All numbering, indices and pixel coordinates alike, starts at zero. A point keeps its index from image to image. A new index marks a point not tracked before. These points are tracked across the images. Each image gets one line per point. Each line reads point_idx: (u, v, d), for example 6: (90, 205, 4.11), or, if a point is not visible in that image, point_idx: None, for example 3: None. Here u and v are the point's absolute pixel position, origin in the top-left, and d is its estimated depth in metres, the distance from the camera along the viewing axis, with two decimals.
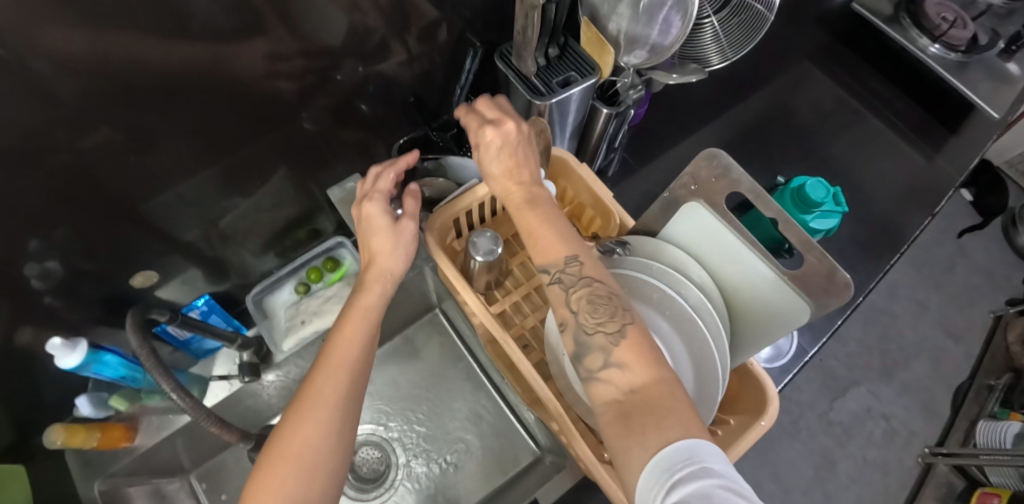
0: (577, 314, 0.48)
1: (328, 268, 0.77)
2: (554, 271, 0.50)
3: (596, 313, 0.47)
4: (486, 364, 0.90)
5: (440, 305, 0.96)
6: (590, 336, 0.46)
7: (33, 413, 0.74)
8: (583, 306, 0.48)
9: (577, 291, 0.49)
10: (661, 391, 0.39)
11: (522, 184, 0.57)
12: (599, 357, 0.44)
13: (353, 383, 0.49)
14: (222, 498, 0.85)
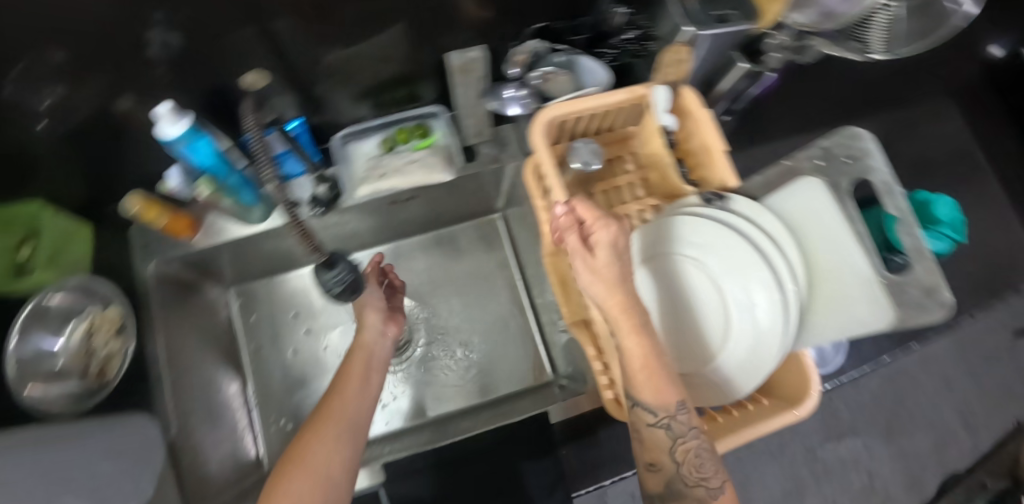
0: (680, 466, 0.55)
1: (416, 133, 0.76)
2: (663, 414, 0.54)
3: (701, 468, 0.54)
4: (529, 282, 0.91)
5: (502, 212, 0.95)
6: (688, 486, 0.54)
7: (107, 179, 0.76)
8: (689, 459, 0.55)
9: (684, 441, 0.55)
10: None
11: (626, 300, 0.55)
12: (691, 499, 0.54)
13: (351, 413, 0.61)
14: (252, 318, 0.92)
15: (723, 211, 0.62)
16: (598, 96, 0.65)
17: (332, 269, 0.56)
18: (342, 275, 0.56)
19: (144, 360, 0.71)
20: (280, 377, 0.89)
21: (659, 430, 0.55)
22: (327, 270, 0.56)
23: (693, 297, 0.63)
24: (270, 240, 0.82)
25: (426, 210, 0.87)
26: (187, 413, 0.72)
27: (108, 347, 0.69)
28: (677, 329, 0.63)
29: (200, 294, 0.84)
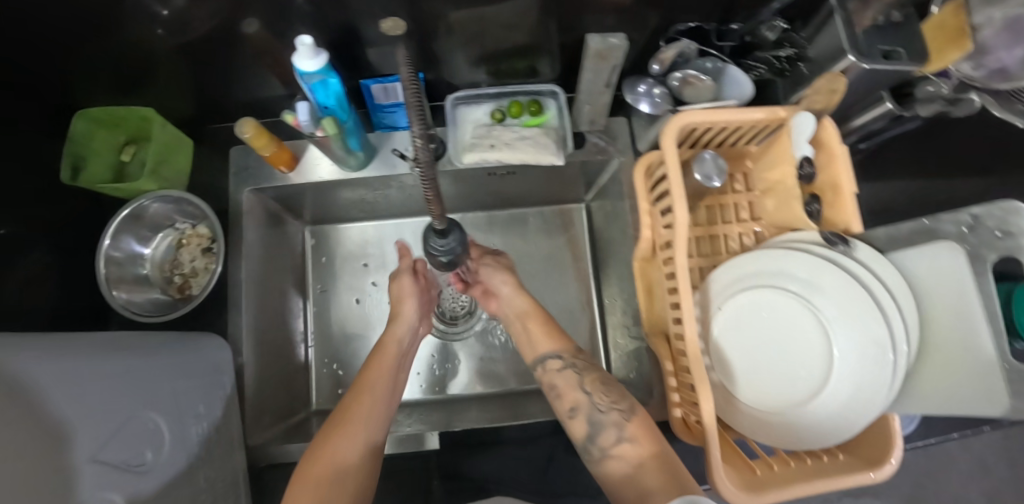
0: (590, 395, 0.62)
1: (531, 109, 0.74)
2: (566, 356, 0.67)
3: (607, 393, 0.62)
4: (602, 279, 0.89)
5: (587, 203, 0.93)
6: (603, 415, 0.60)
7: (207, 104, 0.74)
8: (595, 387, 0.63)
9: (590, 374, 0.65)
10: (667, 462, 0.54)
11: (534, 304, 0.75)
12: (612, 434, 0.58)
13: (382, 387, 0.64)
14: (323, 259, 0.91)
15: (845, 258, 0.59)
16: (735, 109, 0.63)
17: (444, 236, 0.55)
18: (451, 243, 0.55)
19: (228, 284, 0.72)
20: (340, 324, 0.88)
21: (567, 371, 0.66)
22: (438, 236, 0.55)
23: (792, 337, 0.61)
24: (361, 189, 0.81)
25: (514, 187, 0.86)
26: (257, 342, 0.73)
27: (192, 257, 0.72)
28: (768, 365, 0.61)
29: (280, 226, 0.84)
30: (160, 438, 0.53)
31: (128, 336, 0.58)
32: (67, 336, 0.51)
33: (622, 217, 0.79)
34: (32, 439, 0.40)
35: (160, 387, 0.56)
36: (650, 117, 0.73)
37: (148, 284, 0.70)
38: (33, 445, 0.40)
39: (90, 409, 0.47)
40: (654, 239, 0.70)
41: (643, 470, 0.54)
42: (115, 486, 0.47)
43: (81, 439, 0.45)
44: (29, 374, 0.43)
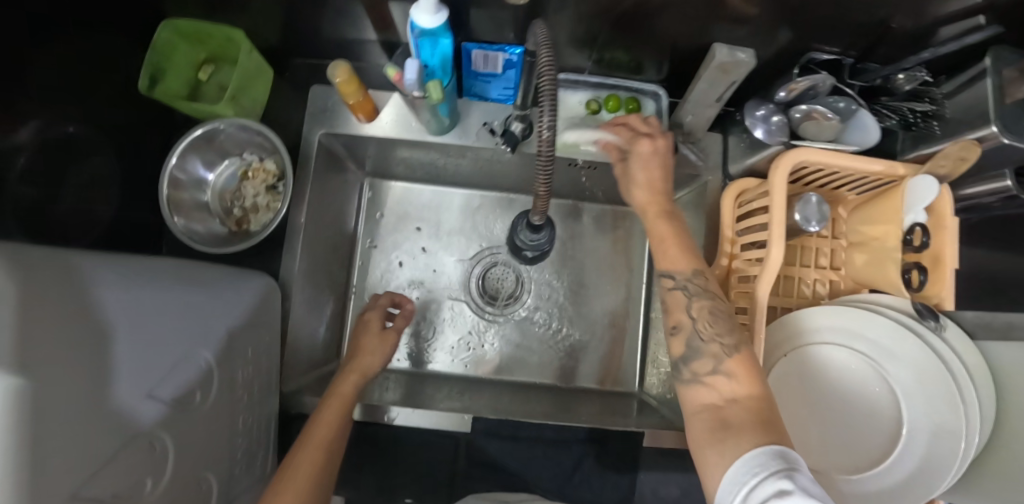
0: (695, 322, 0.53)
1: (629, 107, 0.71)
2: (680, 277, 0.55)
3: (713, 323, 0.52)
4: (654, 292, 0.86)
5: None
6: (702, 342, 0.51)
7: (294, 38, 0.70)
8: (702, 314, 0.53)
9: (699, 299, 0.54)
10: (770, 406, 0.46)
11: (659, 196, 0.60)
12: (708, 363, 0.50)
13: (325, 460, 0.53)
14: (377, 215, 0.88)
15: (935, 336, 0.56)
16: (854, 156, 0.59)
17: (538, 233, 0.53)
18: (541, 240, 0.54)
19: (287, 227, 0.70)
20: (383, 284, 0.86)
21: (679, 290, 0.55)
22: (530, 231, 0.53)
23: (853, 400, 0.60)
24: (433, 152, 0.78)
25: (587, 180, 0.82)
26: (303, 289, 0.72)
27: (255, 192, 0.70)
28: (819, 423, 0.59)
29: (342, 174, 0.81)
30: (211, 377, 0.51)
31: (188, 268, 0.56)
32: (132, 265, 0.49)
33: (695, 237, 0.76)
34: (90, 379, 0.38)
35: (217, 326, 0.53)
36: (752, 142, 0.69)
37: (208, 211, 0.69)
38: (91, 384, 0.38)
39: (149, 345, 0.44)
40: (730, 269, 0.68)
41: (736, 407, 0.47)
42: (166, 426, 0.45)
43: (138, 376, 0.43)
44: (93, 306, 0.40)
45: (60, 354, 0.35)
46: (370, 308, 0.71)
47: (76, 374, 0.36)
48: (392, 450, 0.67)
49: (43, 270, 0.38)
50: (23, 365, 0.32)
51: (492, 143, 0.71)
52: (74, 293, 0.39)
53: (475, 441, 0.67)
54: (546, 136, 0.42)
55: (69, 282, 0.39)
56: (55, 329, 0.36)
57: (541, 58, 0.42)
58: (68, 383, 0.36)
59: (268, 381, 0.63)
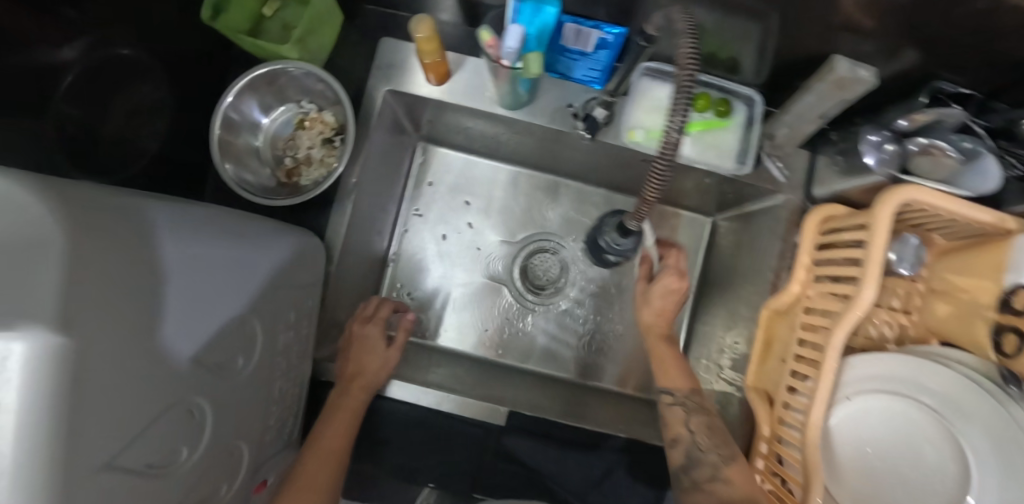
0: (692, 434, 0.57)
1: (719, 109, 0.66)
2: (678, 395, 0.61)
3: (709, 435, 0.56)
4: (704, 305, 0.83)
5: (719, 219, 0.85)
6: (701, 454, 0.55)
7: None
8: (699, 431, 0.59)
9: (694, 416, 0.60)
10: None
11: (666, 323, 0.67)
12: (707, 471, 0.54)
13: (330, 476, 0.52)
14: (426, 183, 0.84)
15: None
16: (963, 205, 0.54)
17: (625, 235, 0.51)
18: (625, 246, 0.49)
19: (340, 185, 0.65)
20: (425, 255, 0.83)
21: (676, 408, 0.60)
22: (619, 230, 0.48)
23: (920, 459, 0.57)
24: (498, 125, 0.73)
25: (654, 179, 0.78)
26: (347, 253, 0.68)
27: (310, 143, 0.65)
28: (879, 474, 0.58)
29: (398, 135, 0.76)
30: (254, 344, 0.48)
31: (241, 219, 0.52)
32: (194, 210, 0.45)
33: (762, 256, 0.72)
34: (139, 337, 0.34)
35: (267, 288, 0.50)
36: (847, 166, 0.64)
37: (259, 159, 0.65)
38: (139, 343, 0.34)
39: (201, 304, 0.40)
40: (800, 298, 0.63)
41: None
42: (205, 392, 0.41)
43: (187, 336, 0.39)
44: (152, 255, 0.36)
45: (110, 309, 0.31)
46: (364, 313, 0.64)
47: (124, 332, 0.33)
48: (421, 433, 0.64)
49: (106, 211, 0.34)
50: (72, 319, 0.28)
51: (568, 128, 0.67)
52: (136, 241, 0.35)
53: (504, 435, 0.65)
54: (672, 137, 0.37)
55: (133, 227, 0.35)
56: (109, 280, 0.32)
57: (681, 49, 0.37)
58: (112, 342, 0.31)
59: (308, 345, 0.60)
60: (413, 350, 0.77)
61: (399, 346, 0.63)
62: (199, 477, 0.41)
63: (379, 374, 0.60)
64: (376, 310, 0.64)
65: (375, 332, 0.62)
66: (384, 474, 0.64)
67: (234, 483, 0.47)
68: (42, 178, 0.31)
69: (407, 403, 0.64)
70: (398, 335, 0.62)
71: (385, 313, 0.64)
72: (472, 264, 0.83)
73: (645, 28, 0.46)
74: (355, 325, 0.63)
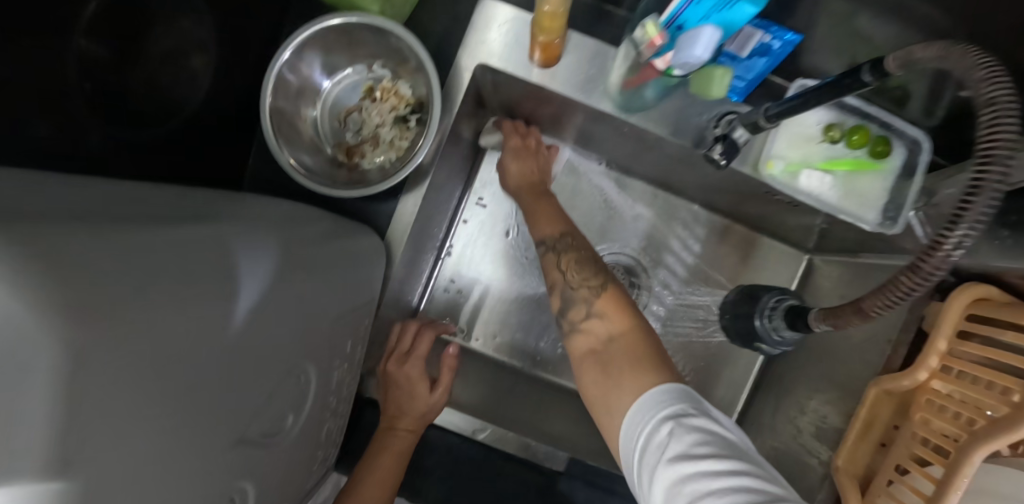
0: (567, 276, 0.54)
1: (879, 148, 0.54)
2: (551, 241, 0.58)
3: (579, 270, 0.54)
4: (785, 351, 0.75)
5: (814, 255, 0.73)
6: (574, 291, 0.52)
7: None
8: (568, 264, 0.55)
9: (568, 255, 0.56)
10: (629, 341, 0.47)
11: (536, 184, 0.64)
12: (580, 309, 0.51)
13: None
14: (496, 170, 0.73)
15: None
16: None
17: (792, 332, 0.41)
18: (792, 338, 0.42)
19: (408, 177, 0.54)
20: (484, 250, 0.73)
21: (548, 253, 0.58)
22: (784, 326, 0.41)
23: None
24: (598, 122, 0.61)
25: (764, 209, 0.67)
26: (408, 253, 0.59)
27: (380, 120, 0.55)
28: None
29: (476, 115, 0.64)
30: (305, 395, 0.40)
31: (296, 227, 0.43)
32: (246, 229, 0.35)
33: (874, 321, 0.63)
34: (164, 444, 0.26)
35: (321, 320, 0.41)
36: (1014, 246, 0.54)
37: (317, 134, 0.54)
38: (167, 448, 0.26)
39: (244, 367, 0.32)
40: (923, 387, 0.56)
41: (615, 345, 0.47)
42: (249, 472, 0.34)
43: (228, 414, 0.31)
44: (193, 321, 0.27)
45: (114, 433, 0.22)
46: (399, 349, 0.56)
47: (139, 447, 0.24)
48: (470, 467, 0.58)
49: (137, 274, 0.24)
50: (64, 476, 0.20)
51: (690, 144, 0.56)
52: (173, 312, 0.26)
53: (561, 480, 0.60)
54: (942, 247, 0.28)
55: (173, 285, 0.26)
56: (119, 389, 0.23)
57: (974, 122, 0.28)
58: (119, 473, 0.23)
59: (360, 364, 0.53)
60: (463, 359, 0.70)
61: (443, 388, 0.55)
62: None
63: (426, 413, 0.54)
64: (421, 339, 0.57)
65: (409, 372, 0.55)
66: None
67: None
68: (47, 238, 0.21)
69: (459, 433, 0.58)
70: (447, 376, 0.54)
71: (422, 350, 0.56)
72: (535, 267, 0.73)
73: (884, 60, 0.33)
74: (390, 365, 0.56)
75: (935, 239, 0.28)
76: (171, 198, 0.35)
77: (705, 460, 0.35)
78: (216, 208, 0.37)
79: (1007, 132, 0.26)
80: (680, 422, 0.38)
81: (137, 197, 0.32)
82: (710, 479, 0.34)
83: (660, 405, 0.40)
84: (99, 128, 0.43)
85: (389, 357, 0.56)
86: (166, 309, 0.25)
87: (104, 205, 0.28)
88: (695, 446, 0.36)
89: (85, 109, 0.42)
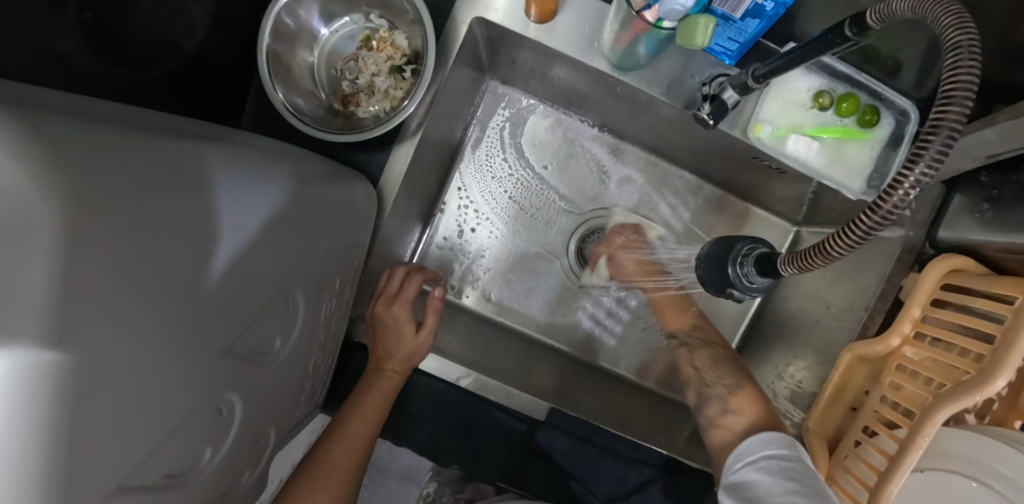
0: (701, 372, 0.62)
1: (866, 116, 0.54)
2: (680, 334, 0.67)
3: (716, 368, 0.61)
4: (767, 320, 0.77)
5: (800, 229, 0.74)
6: (712, 388, 0.59)
7: None
8: (705, 361, 0.62)
9: (702, 350, 0.64)
10: (767, 435, 0.52)
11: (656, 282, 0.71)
12: (716, 405, 0.57)
13: (361, 460, 0.51)
14: (490, 131, 0.74)
15: None
16: None
17: (763, 278, 0.42)
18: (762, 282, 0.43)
19: (402, 126, 0.55)
20: (479, 209, 0.74)
21: (680, 346, 0.66)
22: (754, 271, 0.42)
23: None
24: (592, 81, 0.62)
25: (753, 177, 0.68)
26: (400, 204, 0.60)
27: (376, 69, 0.55)
28: None
29: (472, 71, 0.64)
30: (293, 323, 0.42)
31: (291, 162, 0.44)
32: (242, 154, 0.36)
33: (853, 291, 0.64)
34: (163, 339, 0.28)
35: (311, 253, 0.43)
36: (992, 219, 0.55)
37: (314, 81, 0.55)
38: (164, 343, 0.28)
39: (238, 284, 0.33)
40: (895, 353, 0.57)
41: (748, 441, 0.52)
42: (236, 386, 0.36)
43: (217, 325, 0.32)
44: (192, 229, 0.29)
45: (122, 318, 0.24)
46: (387, 291, 0.56)
47: (144, 336, 0.26)
48: (454, 412, 0.61)
49: (145, 173, 0.26)
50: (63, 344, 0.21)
51: (681, 105, 0.56)
52: (176, 215, 0.28)
53: (542, 429, 0.62)
54: (901, 188, 0.29)
55: (176, 191, 0.28)
56: (129, 278, 0.25)
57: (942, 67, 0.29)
58: (125, 355, 0.25)
59: (349, 305, 0.54)
60: (453, 313, 0.72)
61: (429, 332, 0.57)
62: (224, 470, 0.38)
63: (415, 354, 0.56)
64: (408, 282, 0.57)
65: (396, 312, 0.55)
66: (409, 446, 0.61)
67: (256, 468, 0.43)
68: (59, 126, 0.23)
69: (444, 380, 0.60)
70: (432, 319, 0.55)
71: (410, 293, 0.56)
72: (531, 228, 0.75)
73: (864, 15, 0.34)
74: (378, 306, 0.56)
75: (895, 181, 0.29)
76: (168, 118, 0.36)
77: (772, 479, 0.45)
78: (213, 134, 0.38)
79: (968, 76, 0.27)
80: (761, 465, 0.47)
81: (136, 112, 0.33)
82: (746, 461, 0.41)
83: (757, 448, 0.49)
84: (101, 71, 0.45)
85: (377, 299, 0.57)
86: (167, 212, 0.27)
87: (104, 112, 0.29)
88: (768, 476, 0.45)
89: (88, 53, 0.43)
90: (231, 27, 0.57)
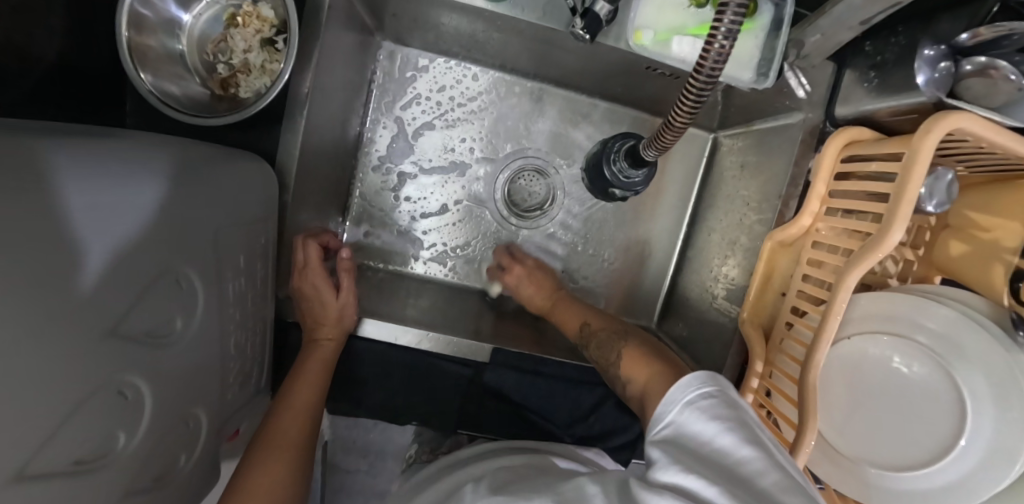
0: (598, 360, 0.57)
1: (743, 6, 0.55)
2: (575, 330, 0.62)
3: (602, 347, 0.57)
4: (698, 231, 0.79)
5: (721, 134, 0.78)
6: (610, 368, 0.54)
7: None
8: (597, 343, 0.58)
9: (593, 338, 0.59)
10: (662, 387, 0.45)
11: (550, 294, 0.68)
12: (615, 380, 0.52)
13: (308, 428, 0.51)
14: (392, 92, 0.73)
15: (998, 344, 0.50)
16: (1009, 135, 0.46)
17: (638, 166, 0.50)
18: (638, 173, 0.51)
19: (288, 100, 0.54)
20: (398, 176, 0.74)
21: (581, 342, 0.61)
22: (631, 163, 0.51)
23: (887, 380, 0.55)
24: (479, 22, 0.61)
25: (657, 88, 0.67)
26: (305, 179, 0.59)
27: (247, 45, 0.55)
28: (844, 387, 0.57)
29: (356, 35, 0.63)
30: (194, 303, 0.42)
31: (170, 148, 0.43)
32: (89, 141, 0.35)
33: (769, 181, 0.65)
34: (52, 326, 0.28)
35: (202, 234, 0.43)
36: (880, 84, 0.55)
37: (186, 68, 0.54)
38: (49, 326, 0.28)
39: (122, 271, 0.34)
40: (810, 231, 0.59)
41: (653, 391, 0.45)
42: (137, 368, 0.36)
43: (104, 307, 0.33)
44: (48, 216, 0.29)
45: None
46: (298, 263, 0.59)
47: (30, 322, 0.27)
48: (403, 371, 0.64)
49: None
50: None
51: (564, 27, 0.56)
52: (24, 204, 0.27)
53: (489, 370, 0.64)
54: (718, 40, 0.30)
55: (13, 180, 0.28)
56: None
57: None
58: (16, 340, 0.26)
59: (265, 284, 0.55)
60: (393, 280, 0.73)
61: (354, 294, 0.59)
62: (146, 454, 0.38)
63: (346, 317, 0.58)
64: (307, 247, 0.59)
65: (314, 281, 0.59)
66: (364, 411, 0.66)
67: (189, 450, 0.44)
68: None
69: (386, 341, 0.61)
70: (347, 279, 0.58)
71: (314, 258, 0.59)
72: (449, 182, 0.75)
73: None
74: (297, 278, 0.59)
75: (711, 35, 0.30)
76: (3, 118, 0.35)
77: (716, 430, 0.34)
78: (61, 130, 0.37)
79: None
80: (706, 404, 0.37)
81: None
82: (696, 470, 0.31)
83: (684, 393, 0.38)
84: None
85: (294, 276, 0.59)
86: (10, 198, 0.27)
87: None
88: (708, 423, 0.35)
89: None
90: (82, 30, 0.57)
